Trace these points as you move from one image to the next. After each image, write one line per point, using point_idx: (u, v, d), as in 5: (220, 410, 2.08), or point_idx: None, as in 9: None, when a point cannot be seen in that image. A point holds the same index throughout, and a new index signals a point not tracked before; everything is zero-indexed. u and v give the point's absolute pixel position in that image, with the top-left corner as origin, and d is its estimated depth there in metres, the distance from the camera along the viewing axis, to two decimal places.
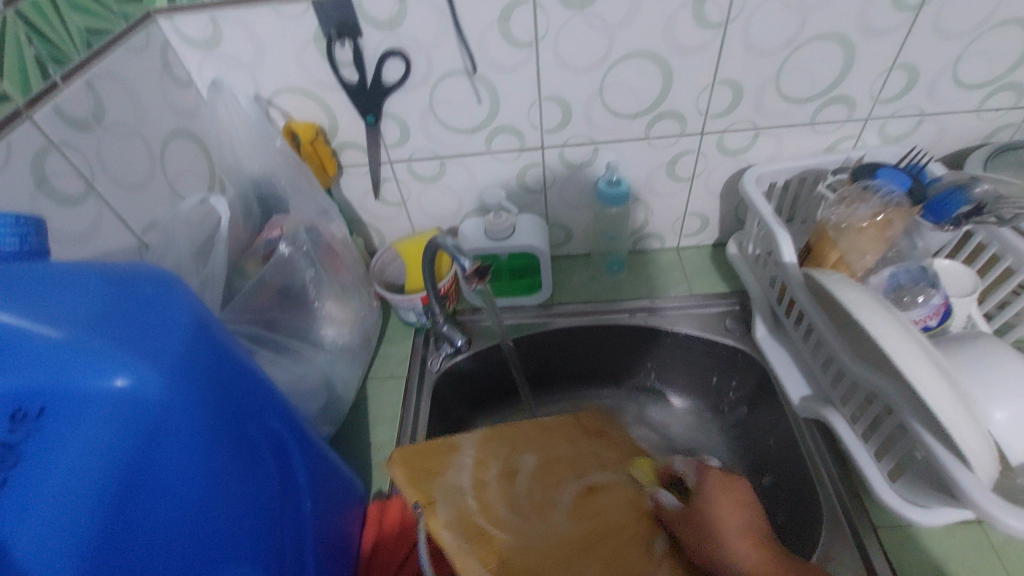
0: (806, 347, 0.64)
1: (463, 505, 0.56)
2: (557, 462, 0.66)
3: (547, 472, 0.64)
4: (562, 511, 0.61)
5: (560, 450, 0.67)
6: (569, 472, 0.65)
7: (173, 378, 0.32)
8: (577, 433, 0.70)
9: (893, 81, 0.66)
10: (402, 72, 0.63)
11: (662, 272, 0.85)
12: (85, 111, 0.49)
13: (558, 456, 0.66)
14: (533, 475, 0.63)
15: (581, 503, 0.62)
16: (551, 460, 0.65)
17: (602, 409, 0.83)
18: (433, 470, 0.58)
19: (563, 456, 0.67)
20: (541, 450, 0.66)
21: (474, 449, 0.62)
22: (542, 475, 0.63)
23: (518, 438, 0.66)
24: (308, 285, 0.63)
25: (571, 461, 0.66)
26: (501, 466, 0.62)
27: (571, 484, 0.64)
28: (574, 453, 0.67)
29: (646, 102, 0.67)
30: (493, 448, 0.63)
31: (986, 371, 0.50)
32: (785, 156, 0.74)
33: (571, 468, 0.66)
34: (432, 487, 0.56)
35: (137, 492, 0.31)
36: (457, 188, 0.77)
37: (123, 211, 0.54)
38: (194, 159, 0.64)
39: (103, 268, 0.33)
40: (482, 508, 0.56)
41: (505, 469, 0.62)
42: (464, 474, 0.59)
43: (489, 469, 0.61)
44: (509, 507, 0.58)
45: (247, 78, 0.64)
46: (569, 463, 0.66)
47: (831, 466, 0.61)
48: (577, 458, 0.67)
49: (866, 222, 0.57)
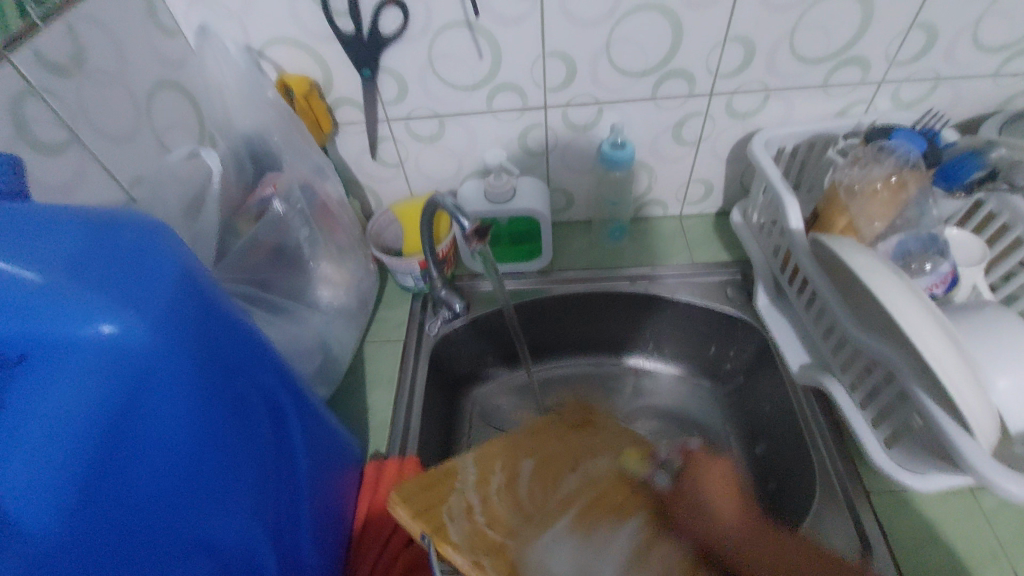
0: (808, 315, 0.63)
1: (473, 521, 0.55)
2: (555, 458, 0.65)
3: (547, 470, 0.63)
4: (568, 506, 0.60)
5: (555, 448, 0.66)
6: (568, 466, 0.64)
7: (158, 328, 0.32)
8: (563, 429, 0.70)
9: (911, 42, 0.63)
10: (401, 22, 0.60)
11: (664, 239, 0.83)
12: (65, 55, 0.47)
13: (554, 454, 0.66)
14: (533, 477, 0.62)
15: (585, 498, 0.61)
16: (547, 456, 0.65)
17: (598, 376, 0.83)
18: (436, 494, 0.56)
19: (558, 451, 0.66)
20: (536, 451, 0.65)
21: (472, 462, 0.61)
22: (543, 474, 0.63)
23: (510, 444, 0.65)
24: (302, 244, 0.61)
25: (565, 454, 0.66)
26: (502, 474, 0.61)
27: (570, 475, 0.63)
28: (567, 447, 0.67)
29: (654, 61, 0.65)
30: (492, 457, 0.62)
31: (990, 339, 0.49)
32: (795, 120, 0.72)
33: (566, 462, 0.65)
34: (438, 512, 0.54)
35: (121, 443, 0.30)
36: (456, 148, 0.75)
37: (111, 163, 0.51)
38: (183, 112, 0.62)
39: (86, 213, 0.32)
40: (491, 523, 0.55)
41: (507, 480, 0.61)
42: (468, 492, 0.58)
43: (492, 481, 0.60)
44: (517, 516, 0.57)
45: (237, 26, 0.61)
46: (563, 456, 0.66)
47: (828, 434, 0.61)
48: (570, 450, 0.67)
49: (879, 185, 0.55)
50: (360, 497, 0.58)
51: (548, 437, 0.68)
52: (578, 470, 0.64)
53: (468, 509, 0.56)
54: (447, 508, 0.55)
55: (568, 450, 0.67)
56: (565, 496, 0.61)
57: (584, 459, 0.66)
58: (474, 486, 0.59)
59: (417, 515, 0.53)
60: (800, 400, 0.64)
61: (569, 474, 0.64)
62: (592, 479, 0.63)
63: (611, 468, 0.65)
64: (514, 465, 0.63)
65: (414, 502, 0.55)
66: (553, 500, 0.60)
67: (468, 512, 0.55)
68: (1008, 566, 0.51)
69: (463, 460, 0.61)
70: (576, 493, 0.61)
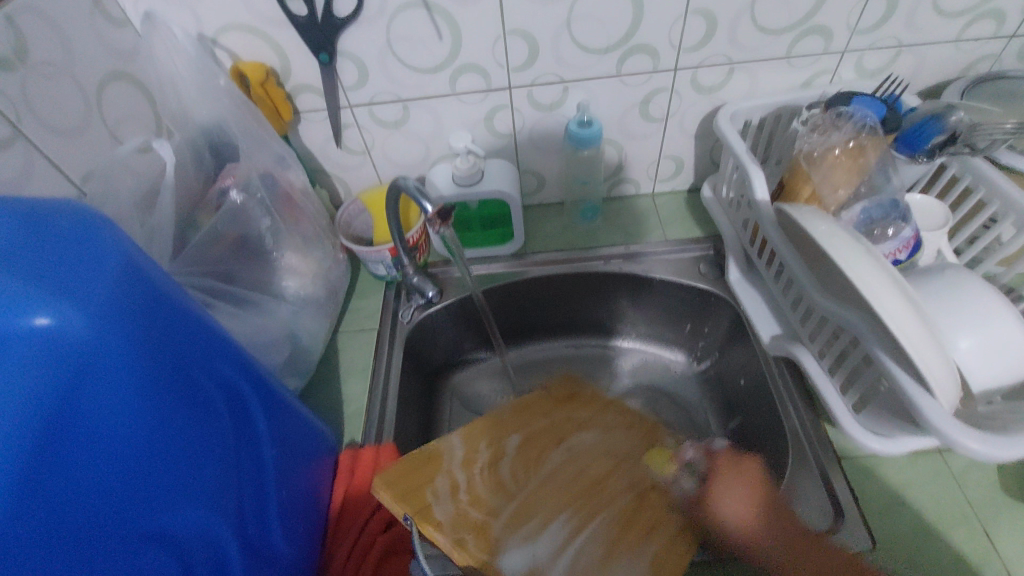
0: (777, 287, 0.63)
1: (458, 500, 0.56)
2: (541, 435, 0.66)
3: (531, 447, 0.64)
4: (551, 480, 0.61)
5: (540, 423, 0.68)
6: (553, 442, 0.65)
7: (100, 319, 0.31)
8: (548, 402, 0.70)
9: (872, 9, 0.63)
10: (356, 4, 0.59)
11: (637, 218, 0.83)
12: (3, 46, 0.45)
13: (541, 433, 0.66)
14: (517, 455, 0.63)
15: (568, 469, 0.63)
16: (533, 433, 0.66)
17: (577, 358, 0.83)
18: (420, 479, 0.56)
19: (542, 426, 0.67)
20: (523, 428, 0.66)
21: (460, 441, 0.62)
22: (529, 452, 0.64)
23: (496, 422, 0.66)
24: (265, 234, 0.60)
25: (550, 429, 0.67)
26: (488, 452, 0.62)
27: (555, 450, 0.64)
28: (553, 422, 0.68)
29: (617, 36, 0.64)
30: (480, 434, 0.64)
31: (951, 301, 0.50)
32: (761, 93, 0.72)
33: (550, 439, 0.66)
34: (420, 494, 0.55)
35: (65, 438, 0.29)
36: (423, 134, 0.74)
37: (59, 158, 0.50)
38: (136, 104, 0.60)
39: (14, 204, 0.30)
40: (475, 501, 0.57)
41: (491, 461, 0.61)
42: (453, 471, 0.59)
43: (478, 459, 0.61)
44: (499, 494, 0.59)
45: (187, 13, 0.59)
46: (548, 433, 0.66)
47: (799, 403, 0.62)
48: (556, 425, 0.68)
49: (838, 150, 0.55)
50: (335, 484, 0.58)
51: (533, 411, 0.69)
52: (562, 444, 0.66)
53: (450, 490, 0.57)
54: (434, 487, 0.56)
55: (551, 424, 0.68)
56: (549, 471, 0.62)
57: (567, 431, 0.67)
58: (459, 464, 0.60)
59: (402, 498, 0.54)
60: (773, 370, 0.65)
61: (553, 450, 0.64)
62: (575, 452, 0.65)
63: (598, 438, 0.67)
64: (501, 445, 0.63)
65: (399, 485, 0.55)
66: (537, 475, 0.61)
67: (454, 493, 0.57)
68: (978, 526, 0.52)
69: (450, 441, 0.62)
70: (557, 466, 0.63)
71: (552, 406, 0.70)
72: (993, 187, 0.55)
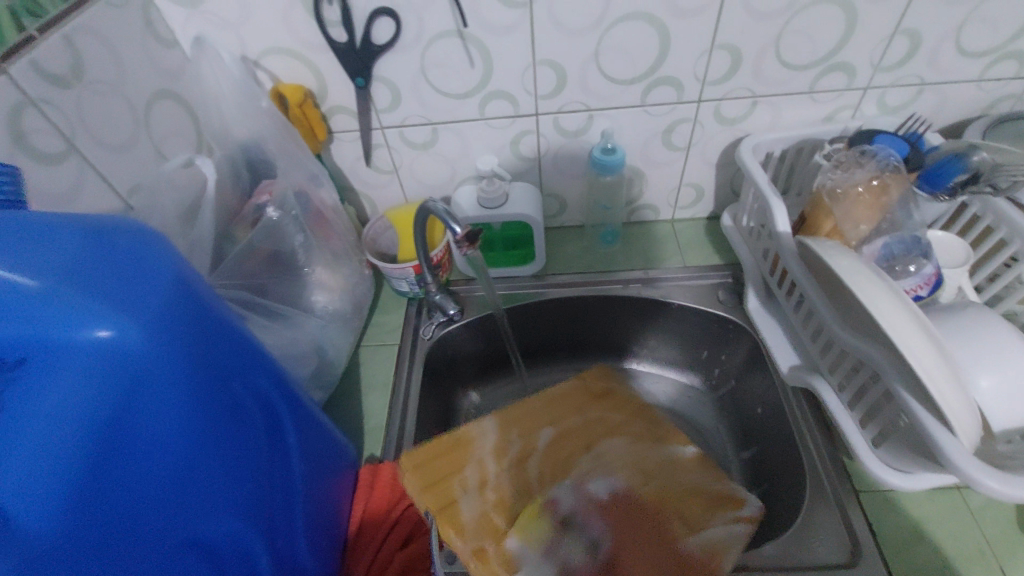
0: (797, 317, 0.64)
1: (483, 498, 0.62)
2: (572, 435, 0.68)
3: (559, 447, 0.67)
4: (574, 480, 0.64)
5: (572, 421, 0.69)
6: (582, 446, 0.67)
7: (154, 332, 0.32)
8: (581, 398, 0.72)
9: (895, 48, 0.65)
10: (393, 32, 0.62)
11: (656, 243, 0.84)
12: (63, 66, 0.48)
13: (570, 436, 0.68)
14: (546, 450, 0.67)
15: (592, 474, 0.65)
16: (564, 431, 0.69)
17: None
18: (446, 473, 0.62)
19: (574, 424, 0.69)
20: (555, 423, 0.69)
21: (490, 436, 0.67)
22: (557, 450, 0.67)
23: (527, 416, 0.69)
24: (297, 250, 0.62)
25: (581, 431, 0.69)
26: (515, 450, 0.66)
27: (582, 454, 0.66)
28: (584, 424, 0.69)
29: (643, 68, 0.66)
30: (510, 431, 0.68)
31: (972, 340, 0.50)
32: (782, 125, 0.73)
33: (581, 441, 0.68)
34: (445, 490, 0.60)
35: (117, 445, 0.31)
36: (450, 155, 0.76)
37: (108, 172, 0.52)
38: (180, 120, 0.63)
39: (79, 220, 0.32)
40: (497, 504, 0.61)
41: (519, 456, 0.66)
42: (479, 465, 0.64)
43: (504, 458, 0.65)
44: (521, 496, 0.63)
45: (233, 37, 0.62)
46: (580, 433, 0.68)
47: (816, 434, 0.62)
48: (586, 426, 0.69)
49: (861, 188, 0.56)
50: (356, 499, 0.58)
51: (565, 407, 0.71)
52: (592, 447, 0.67)
53: (473, 487, 0.62)
54: (460, 482, 0.62)
55: (583, 424, 0.69)
56: (575, 472, 0.65)
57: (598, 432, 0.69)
58: (486, 460, 0.65)
59: (428, 489, 0.60)
60: (791, 398, 0.65)
61: (581, 451, 0.67)
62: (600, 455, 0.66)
63: (623, 447, 0.67)
64: (532, 441, 0.67)
65: (426, 477, 0.61)
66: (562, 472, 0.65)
67: (479, 489, 0.62)
68: (995, 565, 0.52)
69: (481, 431, 0.67)
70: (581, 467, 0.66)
71: (585, 400, 0.71)
72: (1014, 226, 0.56)
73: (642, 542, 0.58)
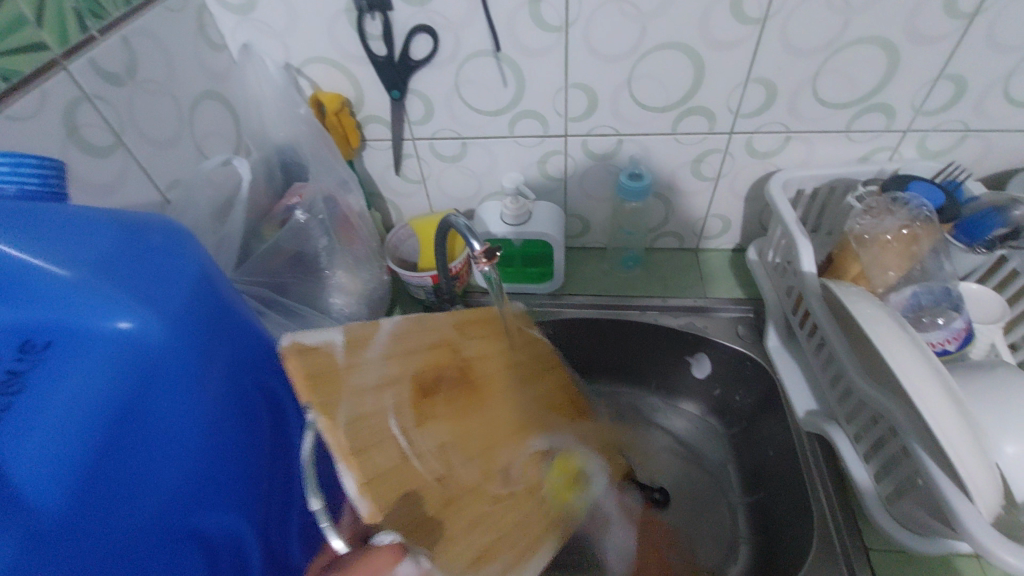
0: (817, 360, 0.62)
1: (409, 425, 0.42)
2: (390, 383, 0.42)
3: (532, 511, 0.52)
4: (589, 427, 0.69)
5: (389, 432, 0.40)
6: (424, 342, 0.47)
7: (173, 327, 0.34)
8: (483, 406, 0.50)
9: (938, 93, 0.63)
10: (430, 49, 0.63)
11: (678, 272, 0.83)
12: (118, 65, 0.51)
13: (486, 421, 0.50)
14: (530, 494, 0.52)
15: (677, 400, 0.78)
16: (415, 396, 0.44)
17: (614, 405, 0.82)
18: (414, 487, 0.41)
19: (399, 510, 0.39)
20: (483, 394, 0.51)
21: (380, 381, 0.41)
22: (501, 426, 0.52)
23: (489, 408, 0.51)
24: (320, 253, 0.64)
25: (429, 371, 0.46)
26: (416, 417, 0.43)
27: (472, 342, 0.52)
28: (349, 386, 0.38)
29: (675, 96, 0.66)
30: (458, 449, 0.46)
31: (1004, 401, 0.47)
32: (816, 163, 0.72)
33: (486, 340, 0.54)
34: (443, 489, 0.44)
35: (129, 433, 0.32)
36: (477, 170, 0.77)
37: (149, 165, 0.54)
38: (222, 121, 0.65)
39: (117, 215, 0.34)
40: (429, 417, 0.44)
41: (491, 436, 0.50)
42: (377, 367, 0.41)
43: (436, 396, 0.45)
44: (455, 404, 0.47)
45: (279, 45, 0.64)
46: (485, 356, 0.53)
47: (829, 481, 0.59)
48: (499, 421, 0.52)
49: (890, 236, 0.55)
50: None
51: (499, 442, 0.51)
52: (508, 433, 0.52)
53: (372, 418, 0.40)
54: (392, 480, 0.39)
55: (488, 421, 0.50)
56: (492, 402, 0.51)
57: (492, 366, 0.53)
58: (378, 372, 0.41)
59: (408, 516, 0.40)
60: (804, 443, 0.62)
61: (459, 379, 0.48)
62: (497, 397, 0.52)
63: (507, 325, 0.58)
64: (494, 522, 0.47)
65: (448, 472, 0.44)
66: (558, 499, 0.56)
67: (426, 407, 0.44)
68: None
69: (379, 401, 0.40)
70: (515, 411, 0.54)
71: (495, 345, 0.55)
72: None
73: (467, 386, 0.49)
